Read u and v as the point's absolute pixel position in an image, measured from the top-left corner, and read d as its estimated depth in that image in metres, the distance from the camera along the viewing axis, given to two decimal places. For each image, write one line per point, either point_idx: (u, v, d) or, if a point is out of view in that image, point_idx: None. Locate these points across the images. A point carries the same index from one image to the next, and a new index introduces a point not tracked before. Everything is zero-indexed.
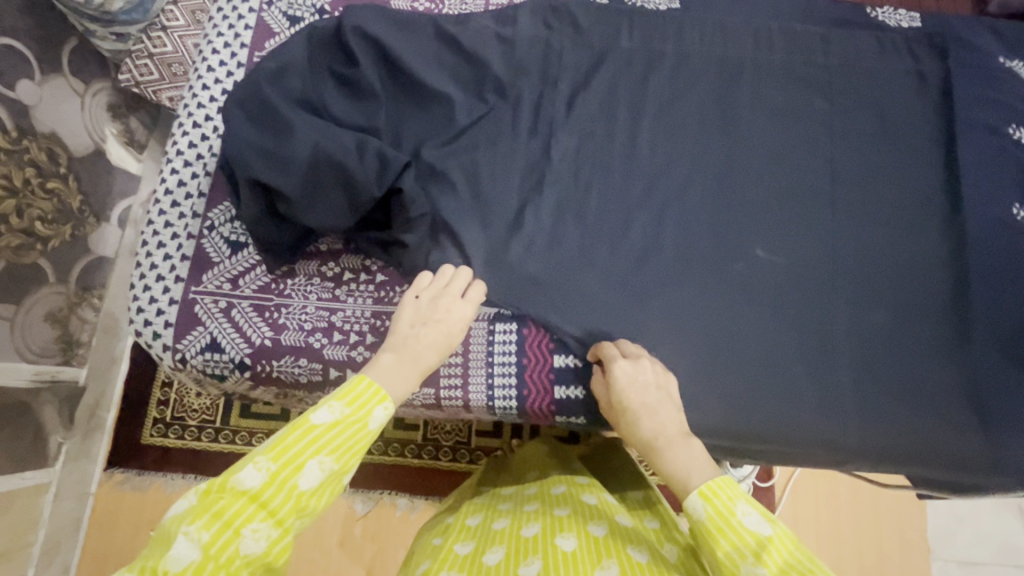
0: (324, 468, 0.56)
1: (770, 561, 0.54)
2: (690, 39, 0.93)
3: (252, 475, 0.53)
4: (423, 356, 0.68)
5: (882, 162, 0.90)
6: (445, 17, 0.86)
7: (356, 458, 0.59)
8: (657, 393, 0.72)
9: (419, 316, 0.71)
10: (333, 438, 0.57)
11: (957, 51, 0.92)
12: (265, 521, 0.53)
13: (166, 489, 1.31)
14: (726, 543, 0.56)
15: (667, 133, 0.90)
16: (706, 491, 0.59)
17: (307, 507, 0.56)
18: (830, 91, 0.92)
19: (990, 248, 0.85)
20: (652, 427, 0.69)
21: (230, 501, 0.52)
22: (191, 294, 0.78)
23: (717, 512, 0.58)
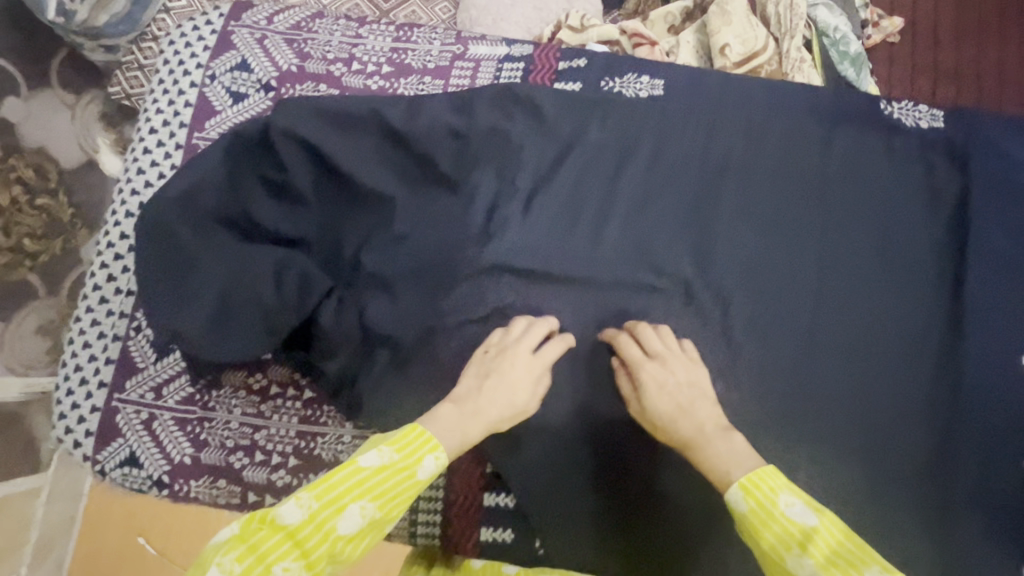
0: (364, 515, 0.54)
1: (818, 553, 0.52)
2: (670, 132, 0.82)
3: (292, 511, 0.52)
4: (484, 411, 0.63)
5: (878, 290, 0.79)
6: (393, 107, 0.78)
7: (397, 509, 0.56)
8: (693, 391, 0.67)
9: (484, 368, 0.67)
10: (378, 485, 0.55)
11: (981, 163, 0.79)
12: (296, 563, 0.51)
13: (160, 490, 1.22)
14: (773, 531, 0.54)
15: (636, 241, 0.80)
16: (746, 482, 0.56)
17: (340, 555, 0.53)
18: (826, 202, 0.80)
19: (991, 406, 0.74)
20: (690, 425, 0.64)
21: (268, 532, 0.51)
22: (113, 402, 0.76)
23: (759, 505, 0.55)
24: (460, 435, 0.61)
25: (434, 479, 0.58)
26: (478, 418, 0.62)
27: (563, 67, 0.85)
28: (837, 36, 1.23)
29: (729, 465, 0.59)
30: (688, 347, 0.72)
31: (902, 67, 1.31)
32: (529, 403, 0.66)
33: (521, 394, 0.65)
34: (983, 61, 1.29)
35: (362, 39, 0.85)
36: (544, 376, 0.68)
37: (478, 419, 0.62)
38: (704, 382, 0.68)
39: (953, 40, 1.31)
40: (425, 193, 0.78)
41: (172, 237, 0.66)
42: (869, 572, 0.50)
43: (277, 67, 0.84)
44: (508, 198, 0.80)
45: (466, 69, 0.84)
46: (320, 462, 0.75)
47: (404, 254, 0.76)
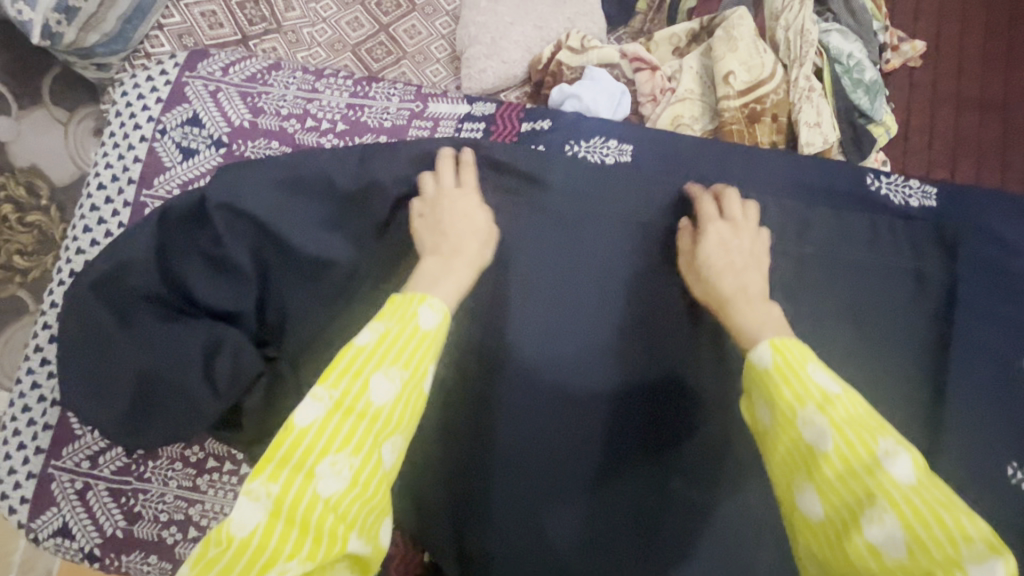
0: (393, 381, 0.51)
1: (835, 411, 0.46)
2: (637, 200, 0.77)
3: (311, 410, 0.48)
4: (464, 248, 0.66)
5: (863, 385, 0.71)
6: (342, 171, 0.75)
7: (424, 370, 0.54)
8: (740, 256, 0.67)
9: (432, 225, 0.68)
10: (391, 347, 0.53)
11: (969, 246, 0.74)
12: (342, 452, 0.48)
13: None
14: (787, 391, 0.49)
15: (598, 314, 0.73)
16: (778, 341, 0.52)
17: (390, 425, 0.51)
18: (802, 285, 0.74)
19: (973, 520, 0.67)
20: (734, 281, 0.65)
21: (301, 435, 0.47)
22: (50, 469, 0.74)
23: (785, 363, 0.50)
24: (455, 280, 0.63)
25: (440, 327, 0.57)
26: (463, 261, 0.65)
27: (525, 130, 0.82)
28: (851, 63, 1.14)
29: (758, 326, 0.59)
30: (763, 238, 0.70)
31: (921, 107, 1.20)
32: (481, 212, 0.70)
33: (475, 216, 0.69)
34: (1010, 91, 1.19)
35: (318, 94, 0.83)
36: (468, 182, 0.72)
37: (461, 258, 0.66)
38: (765, 259, 0.68)
39: (980, 65, 1.20)
40: (374, 260, 0.75)
41: (100, 316, 0.65)
42: (884, 439, 0.44)
43: (229, 122, 0.81)
44: None
45: (424, 129, 0.81)
46: None
47: (346, 329, 0.73)
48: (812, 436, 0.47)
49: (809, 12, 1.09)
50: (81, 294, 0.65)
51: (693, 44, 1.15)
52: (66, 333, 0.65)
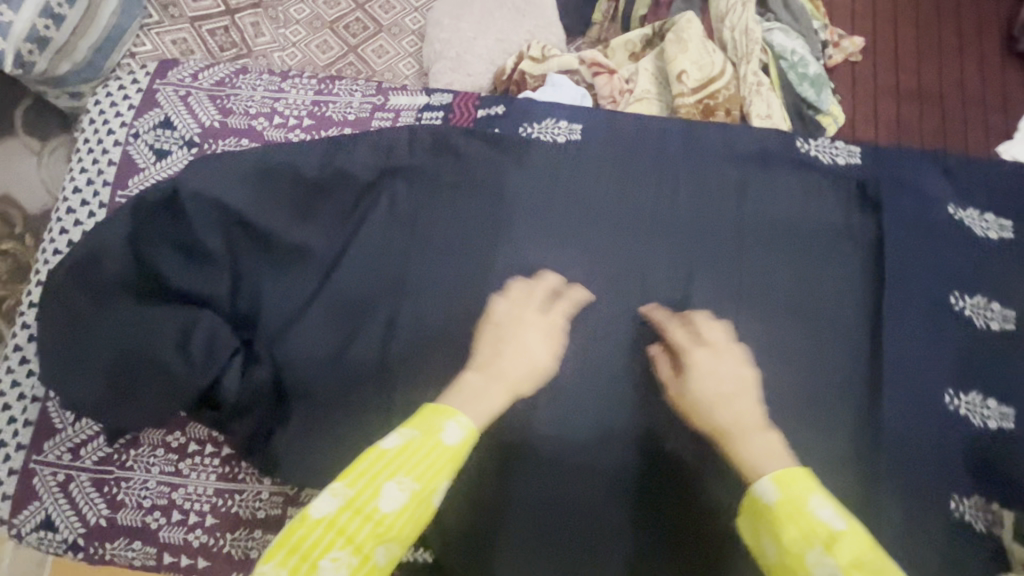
0: (404, 492, 0.55)
1: (842, 554, 0.49)
2: (585, 177, 0.83)
3: (326, 504, 0.53)
4: (428, 317, 0.72)
5: (801, 328, 0.77)
6: (308, 158, 0.79)
7: (435, 491, 0.56)
8: (731, 386, 0.67)
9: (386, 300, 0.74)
10: (407, 459, 0.56)
11: (891, 198, 0.79)
12: (343, 551, 0.51)
13: None
14: (793, 529, 0.51)
15: (560, 278, 0.79)
16: (779, 474, 0.55)
17: (389, 533, 0.54)
18: (742, 243, 0.79)
19: (909, 443, 0.73)
20: (728, 415, 0.64)
21: (308, 530, 0.51)
22: (31, 464, 0.75)
23: (790, 499, 0.53)
24: (482, 401, 0.64)
25: (463, 444, 0.60)
26: (404, 362, 0.70)
27: (481, 115, 0.87)
28: (795, 59, 1.22)
29: (756, 462, 0.58)
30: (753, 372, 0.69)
31: (866, 93, 1.28)
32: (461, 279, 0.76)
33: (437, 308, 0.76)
34: (944, 84, 1.28)
35: (284, 94, 0.87)
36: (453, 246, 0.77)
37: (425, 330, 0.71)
38: (753, 400, 0.66)
39: (915, 61, 1.30)
40: (343, 243, 0.80)
41: (77, 306, 0.68)
42: None
43: (200, 123, 0.85)
44: (423, 244, 0.80)
45: (387, 118, 0.86)
46: (236, 521, 0.74)
47: (320, 308, 0.78)
48: None
49: (752, 13, 1.18)
50: (60, 286, 0.68)
51: (647, 49, 1.22)
52: (45, 318, 0.67)
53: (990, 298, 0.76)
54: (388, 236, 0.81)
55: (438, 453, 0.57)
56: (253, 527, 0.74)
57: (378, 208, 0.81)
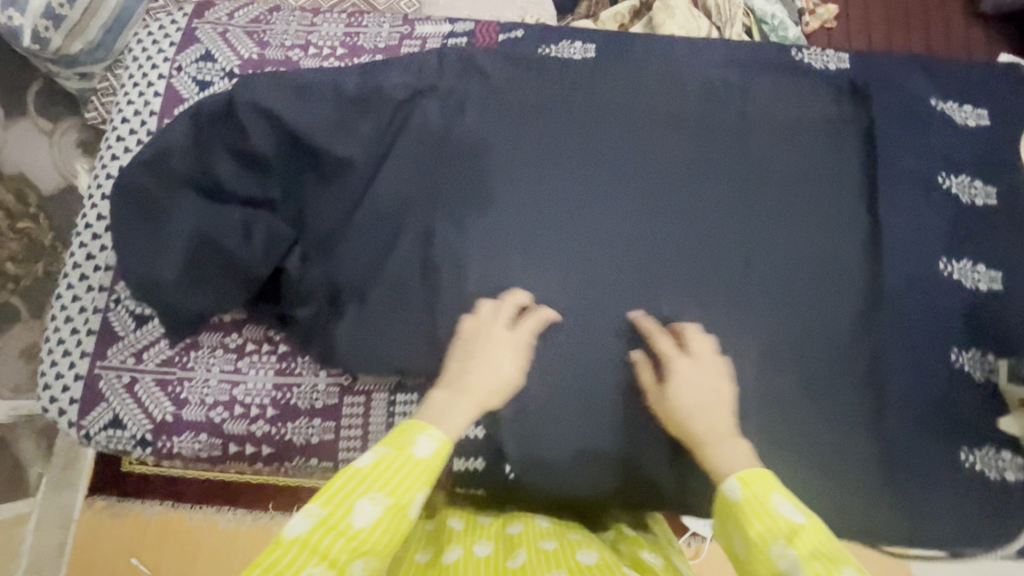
0: (376, 507, 0.56)
1: (802, 544, 0.51)
2: (601, 89, 0.90)
3: (300, 524, 0.53)
4: (474, 387, 0.68)
5: (804, 211, 0.85)
6: (348, 78, 0.86)
7: (413, 498, 0.57)
8: (720, 393, 0.69)
9: (465, 350, 0.72)
10: (380, 475, 0.57)
11: (880, 92, 0.87)
12: (317, 567, 0.52)
13: (146, 514, 1.33)
14: (758, 524, 0.54)
15: (583, 179, 0.87)
16: (744, 476, 0.58)
17: (366, 547, 0.54)
18: (748, 139, 0.87)
19: (910, 304, 0.80)
20: (703, 423, 0.66)
21: (283, 549, 0.52)
22: (97, 369, 0.80)
23: (753, 496, 0.56)
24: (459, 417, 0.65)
25: (437, 456, 0.60)
26: (471, 398, 0.67)
27: (502, 39, 0.94)
28: (775, 22, 1.30)
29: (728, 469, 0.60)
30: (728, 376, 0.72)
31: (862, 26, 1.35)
32: (513, 379, 0.71)
33: (506, 365, 0.71)
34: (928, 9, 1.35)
35: (317, 27, 0.94)
36: (526, 349, 0.74)
37: (467, 398, 0.67)
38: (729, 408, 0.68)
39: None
40: (380, 152, 0.85)
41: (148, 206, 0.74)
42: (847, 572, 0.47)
43: (239, 56, 0.91)
44: (455, 152, 0.86)
45: (414, 45, 0.92)
46: (297, 411, 0.79)
47: (364, 213, 0.83)
48: (785, 567, 0.50)
49: None
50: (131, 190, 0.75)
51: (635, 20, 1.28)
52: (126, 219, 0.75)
53: (973, 176, 0.84)
54: (424, 146, 0.86)
55: (411, 467, 0.58)
56: (313, 415, 0.79)
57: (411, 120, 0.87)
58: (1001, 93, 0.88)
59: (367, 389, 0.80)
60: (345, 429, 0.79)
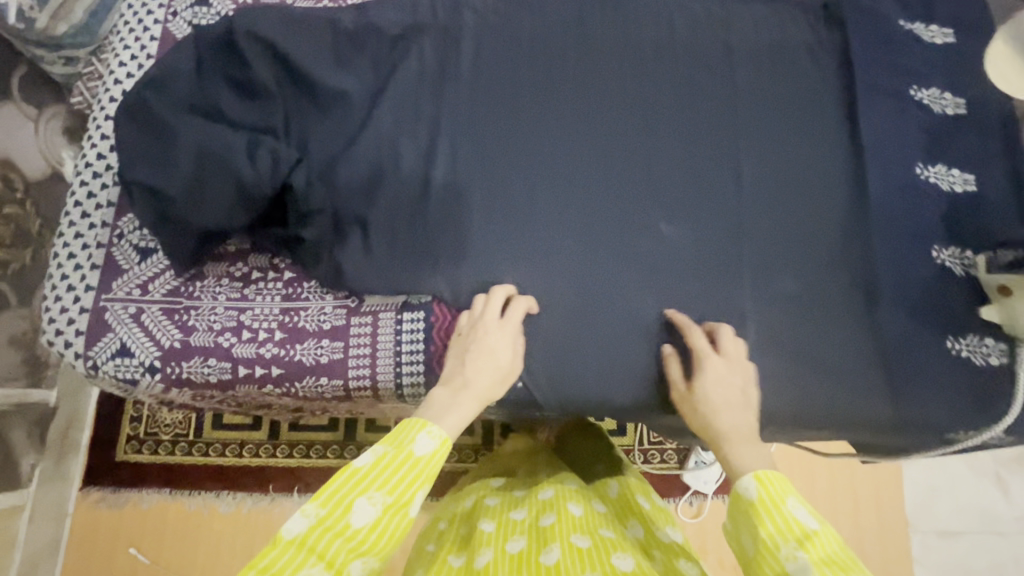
0: (374, 506, 0.57)
1: (815, 550, 0.54)
2: (589, 19, 0.92)
3: (297, 524, 0.55)
4: (474, 383, 0.69)
5: (794, 122, 0.87)
6: (343, 16, 0.89)
7: (411, 497, 0.59)
8: (737, 395, 0.71)
9: (460, 347, 0.74)
10: (381, 475, 0.58)
11: (857, 10, 0.91)
12: (315, 569, 0.54)
13: (143, 505, 1.35)
14: (770, 525, 0.57)
15: (576, 105, 0.89)
16: (760, 475, 0.60)
17: (364, 547, 0.56)
18: (734, 62, 0.90)
19: (894, 207, 0.84)
20: (729, 421, 0.68)
21: (278, 552, 0.54)
22: (102, 301, 0.80)
23: (769, 497, 0.59)
24: (461, 416, 0.66)
25: (435, 455, 0.61)
26: (469, 393, 0.68)
27: None
28: None
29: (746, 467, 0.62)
30: (754, 380, 0.74)
31: None
32: (512, 369, 0.74)
33: (503, 356, 0.73)
34: None
35: None
36: (519, 340, 0.76)
37: (467, 394, 0.68)
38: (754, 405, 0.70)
39: None
40: (377, 86, 0.87)
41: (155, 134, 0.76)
42: None
43: (234, 1, 0.94)
44: (451, 85, 0.89)
45: None
46: (305, 333, 0.80)
47: (364, 143, 0.85)
48: (796, 569, 0.53)
49: None
50: (140, 122, 0.77)
51: None
52: (132, 147, 0.77)
53: (943, 89, 0.89)
54: (420, 81, 0.89)
55: (411, 466, 0.59)
56: (321, 336, 0.80)
57: (406, 56, 0.89)
58: (965, 13, 0.93)
59: (373, 309, 0.81)
60: (354, 349, 0.79)
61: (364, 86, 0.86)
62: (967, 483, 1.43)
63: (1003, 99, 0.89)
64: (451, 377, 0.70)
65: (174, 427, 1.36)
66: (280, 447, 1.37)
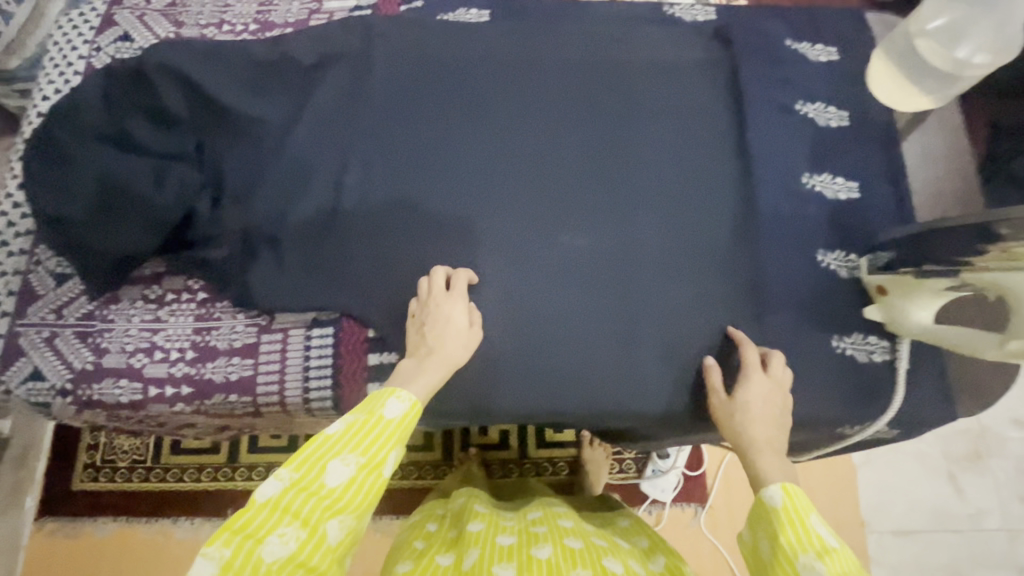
0: (347, 467, 0.61)
1: (833, 564, 0.59)
2: (497, 45, 0.97)
3: (273, 487, 0.59)
4: (438, 348, 0.75)
5: (685, 140, 0.93)
6: (257, 46, 0.93)
7: (383, 458, 0.63)
8: (774, 412, 0.75)
9: (418, 321, 0.79)
10: (351, 438, 0.62)
11: (742, 35, 0.97)
12: (290, 525, 0.57)
13: (98, 534, 1.32)
14: (791, 534, 0.62)
15: (484, 126, 0.93)
16: (788, 487, 0.65)
17: (340, 505, 0.60)
18: (630, 83, 0.95)
19: (780, 215, 0.89)
20: (763, 433, 0.73)
21: (256, 511, 0.57)
22: (17, 327, 0.82)
23: (793, 508, 0.63)
24: (427, 378, 0.71)
25: (404, 418, 0.66)
26: (435, 359, 0.73)
27: (403, 8, 1.02)
28: None
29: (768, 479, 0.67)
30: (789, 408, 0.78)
31: None
32: (473, 333, 0.78)
33: (457, 322, 0.77)
34: None
35: (230, 7, 1.00)
36: (472, 308, 0.81)
37: (433, 358, 0.73)
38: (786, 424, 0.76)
39: None
40: (291, 111, 0.91)
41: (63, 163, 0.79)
42: None
43: (156, 35, 0.97)
44: (364, 108, 0.93)
45: (322, 18, 1.00)
46: (215, 351, 0.82)
47: (277, 165, 0.88)
48: None
49: None
50: (50, 152, 0.80)
51: None
52: (42, 176, 0.79)
53: (827, 103, 0.95)
54: (334, 105, 0.93)
55: (382, 428, 0.64)
56: (231, 354, 0.82)
57: (319, 82, 0.93)
58: (847, 32, 1.00)
59: (283, 326, 0.84)
60: (264, 365, 0.82)
61: (277, 111, 0.90)
62: (916, 481, 1.45)
63: (883, 110, 0.96)
64: (423, 347, 0.76)
65: (132, 452, 1.35)
66: (239, 470, 1.36)
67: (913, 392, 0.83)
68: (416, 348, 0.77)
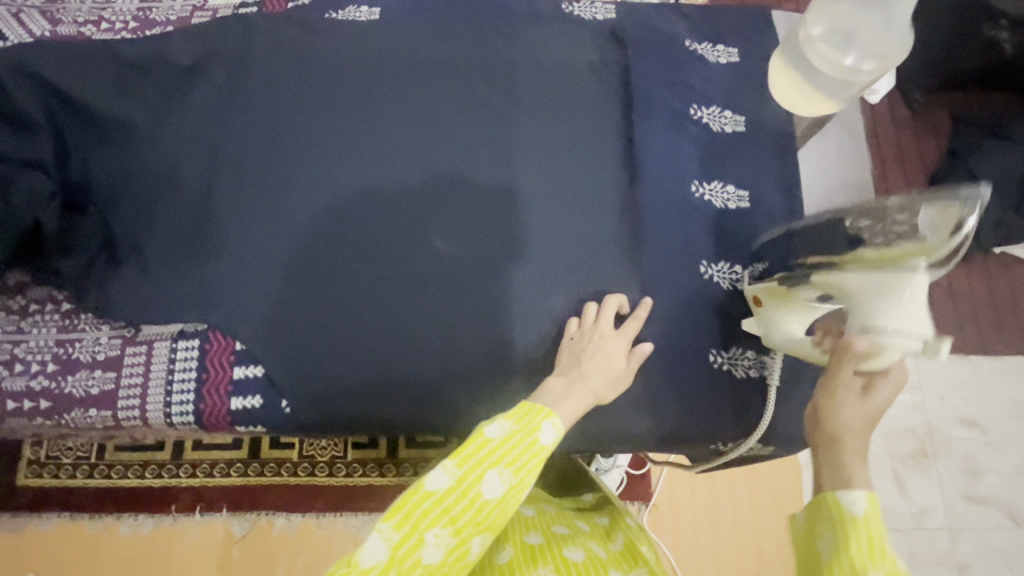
0: (502, 482, 0.60)
1: None
2: (384, 43, 0.94)
3: (439, 479, 0.58)
4: (590, 378, 0.73)
5: (571, 146, 0.91)
6: (129, 46, 0.90)
7: (526, 481, 0.61)
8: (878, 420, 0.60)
9: (577, 347, 0.78)
10: (507, 452, 0.60)
11: (637, 35, 0.95)
12: (445, 528, 0.57)
13: (41, 529, 1.29)
14: (858, 549, 0.50)
15: (366, 128, 0.90)
16: (874, 495, 0.53)
17: (486, 522, 0.59)
18: (518, 86, 0.93)
19: (663, 224, 0.87)
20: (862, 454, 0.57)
21: (425, 501, 0.57)
22: None
23: (873, 518, 0.51)
24: (576, 404, 0.69)
25: (553, 446, 0.64)
26: (588, 387, 0.71)
27: (290, 6, 0.99)
28: None
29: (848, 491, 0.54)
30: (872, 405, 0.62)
31: None
32: (625, 376, 0.76)
33: (619, 359, 0.76)
34: None
35: (110, 4, 0.98)
36: (636, 348, 0.79)
37: (584, 386, 0.71)
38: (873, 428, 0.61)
39: None
40: (164, 112, 0.89)
41: None
42: None
43: (30, 33, 0.93)
44: (241, 108, 0.90)
45: (206, 14, 0.97)
46: (77, 364, 0.80)
47: (147, 171, 0.86)
48: None
49: None
50: None
51: None
52: None
53: (722, 107, 0.92)
54: (211, 105, 0.90)
55: (530, 452, 0.61)
56: (94, 367, 0.80)
57: (196, 82, 0.90)
58: (748, 32, 0.97)
59: (148, 338, 0.82)
60: (126, 379, 0.81)
61: (150, 114, 0.88)
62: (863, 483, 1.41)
63: (781, 114, 0.93)
64: (566, 367, 0.74)
65: (76, 449, 1.31)
66: (184, 466, 1.32)
67: (786, 405, 0.82)
68: (561, 367, 0.75)
